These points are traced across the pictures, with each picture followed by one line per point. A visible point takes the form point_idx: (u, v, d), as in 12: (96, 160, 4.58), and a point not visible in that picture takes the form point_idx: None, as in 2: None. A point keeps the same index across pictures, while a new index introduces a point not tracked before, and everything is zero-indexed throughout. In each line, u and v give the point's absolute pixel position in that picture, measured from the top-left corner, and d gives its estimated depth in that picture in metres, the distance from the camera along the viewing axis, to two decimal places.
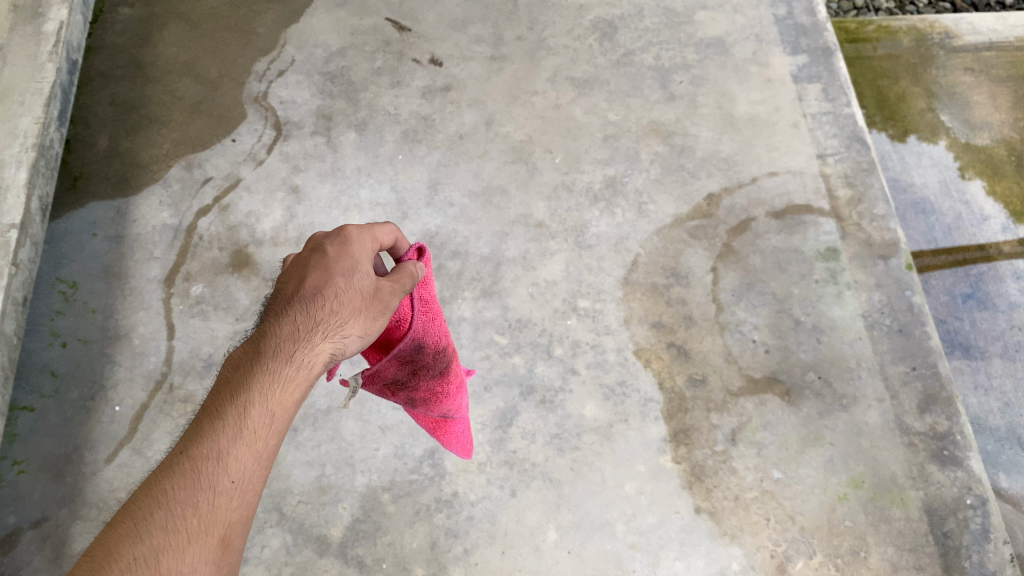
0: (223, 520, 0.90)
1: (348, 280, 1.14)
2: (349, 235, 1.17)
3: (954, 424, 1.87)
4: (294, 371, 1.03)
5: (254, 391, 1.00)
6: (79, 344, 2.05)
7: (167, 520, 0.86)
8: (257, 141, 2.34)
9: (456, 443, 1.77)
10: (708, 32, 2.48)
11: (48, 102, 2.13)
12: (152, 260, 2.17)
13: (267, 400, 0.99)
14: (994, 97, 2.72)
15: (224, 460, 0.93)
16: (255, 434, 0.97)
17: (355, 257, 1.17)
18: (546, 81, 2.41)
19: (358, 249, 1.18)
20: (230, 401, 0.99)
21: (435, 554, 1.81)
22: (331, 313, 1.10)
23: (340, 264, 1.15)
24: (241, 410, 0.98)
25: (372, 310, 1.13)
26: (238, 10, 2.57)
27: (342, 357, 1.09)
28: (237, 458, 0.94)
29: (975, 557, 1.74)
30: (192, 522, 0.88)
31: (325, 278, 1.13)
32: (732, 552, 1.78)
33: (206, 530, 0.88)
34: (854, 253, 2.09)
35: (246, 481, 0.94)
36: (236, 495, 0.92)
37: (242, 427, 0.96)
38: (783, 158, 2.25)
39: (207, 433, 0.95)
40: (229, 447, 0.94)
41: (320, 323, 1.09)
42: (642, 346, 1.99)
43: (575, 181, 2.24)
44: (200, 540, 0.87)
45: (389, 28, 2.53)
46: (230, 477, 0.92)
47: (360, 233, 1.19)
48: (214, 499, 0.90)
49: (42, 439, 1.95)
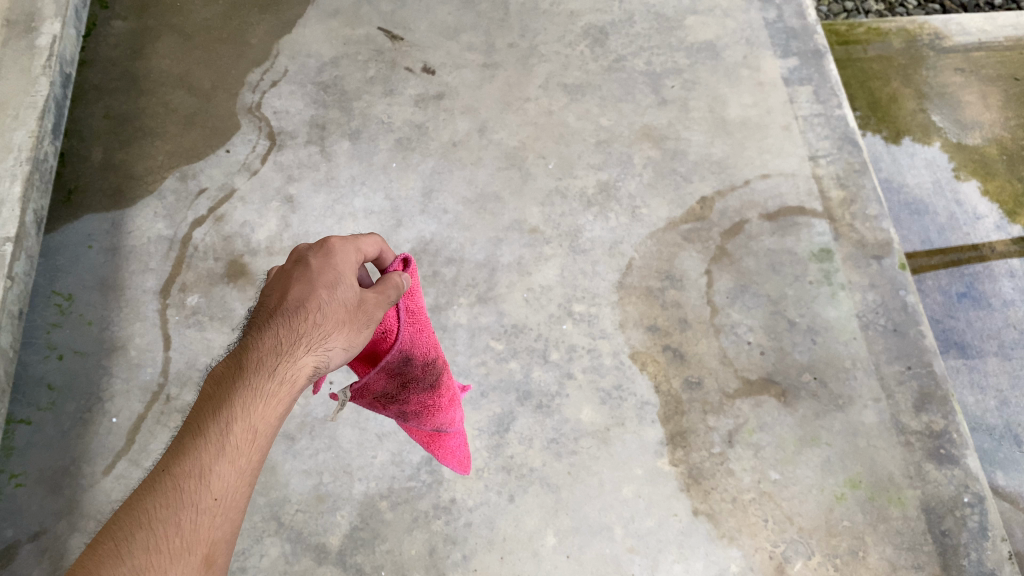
0: (206, 538, 0.91)
1: (331, 292, 1.15)
2: (332, 247, 1.19)
3: (950, 422, 1.87)
4: (277, 386, 1.04)
5: (236, 407, 1.00)
6: (76, 356, 2.06)
7: (150, 540, 0.87)
8: (251, 151, 2.35)
9: (451, 458, 1.75)
10: (698, 36, 2.50)
11: (42, 116, 2.14)
12: (147, 271, 2.17)
13: (250, 415, 1.00)
14: (984, 96, 2.74)
15: (207, 477, 0.94)
16: (237, 450, 0.97)
17: (338, 269, 1.18)
18: (538, 88, 2.43)
19: (342, 259, 1.19)
20: (212, 417, 0.99)
21: (434, 561, 1.80)
22: (315, 325, 1.11)
23: (324, 275, 1.16)
24: (223, 427, 0.98)
25: (358, 322, 1.14)
26: (230, 22, 2.59)
27: (325, 370, 1.10)
28: (221, 475, 0.95)
29: (973, 555, 1.74)
30: (175, 542, 0.88)
31: (309, 290, 1.14)
32: (731, 554, 1.78)
33: (189, 549, 0.88)
34: (848, 253, 2.10)
35: (228, 498, 0.94)
36: (220, 513, 0.92)
37: (224, 443, 0.97)
38: (775, 161, 2.26)
39: (191, 450, 0.95)
40: (212, 464, 0.95)
41: (302, 336, 1.10)
42: (638, 349, 2.00)
43: (568, 186, 2.25)
44: (184, 560, 0.87)
45: (381, 37, 2.55)
46: (213, 495, 0.93)
47: (343, 244, 1.20)
48: (197, 518, 0.90)
49: (40, 452, 1.95)
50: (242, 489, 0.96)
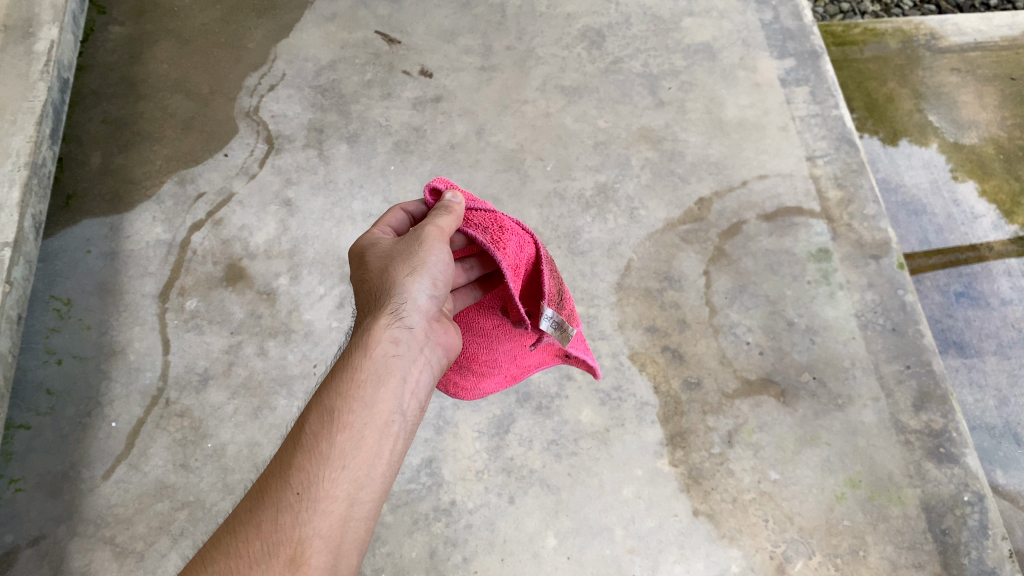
0: (291, 533, 1.02)
1: (376, 258, 1.32)
2: (363, 235, 1.39)
3: (949, 421, 1.88)
4: (356, 360, 1.19)
5: (311, 407, 1.15)
6: (75, 361, 2.05)
7: (236, 542, 1.00)
8: (250, 155, 2.36)
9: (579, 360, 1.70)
10: (695, 38, 2.51)
11: (40, 121, 2.15)
12: (146, 276, 2.17)
13: (327, 401, 1.15)
14: (981, 96, 2.75)
15: (287, 475, 1.07)
16: (317, 441, 1.10)
17: (374, 244, 1.36)
18: (536, 90, 2.43)
19: (369, 237, 1.39)
20: (295, 423, 1.14)
21: (434, 563, 1.80)
22: (378, 287, 1.27)
23: (362, 252, 1.35)
24: (301, 428, 1.13)
25: (410, 250, 1.27)
26: (228, 26, 2.60)
27: (407, 312, 1.25)
28: (298, 471, 1.07)
29: (974, 554, 1.74)
30: (257, 543, 1.00)
31: (361, 271, 1.33)
32: (732, 554, 1.78)
33: (273, 552, 0.99)
34: (846, 253, 2.10)
35: (310, 492, 1.06)
36: (303, 509, 1.04)
37: (302, 440, 1.11)
38: (773, 161, 2.27)
39: (281, 454, 1.11)
40: (290, 463, 1.08)
41: (371, 307, 1.27)
42: (637, 350, 2.00)
43: (566, 189, 2.25)
44: (268, 563, 0.98)
45: (379, 41, 2.55)
46: (295, 491, 1.06)
47: (367, 232, 1.41)
48: (278, 516, 1.03)
49: (39, 457, 1.94)
50: (326, 478, 1.08)
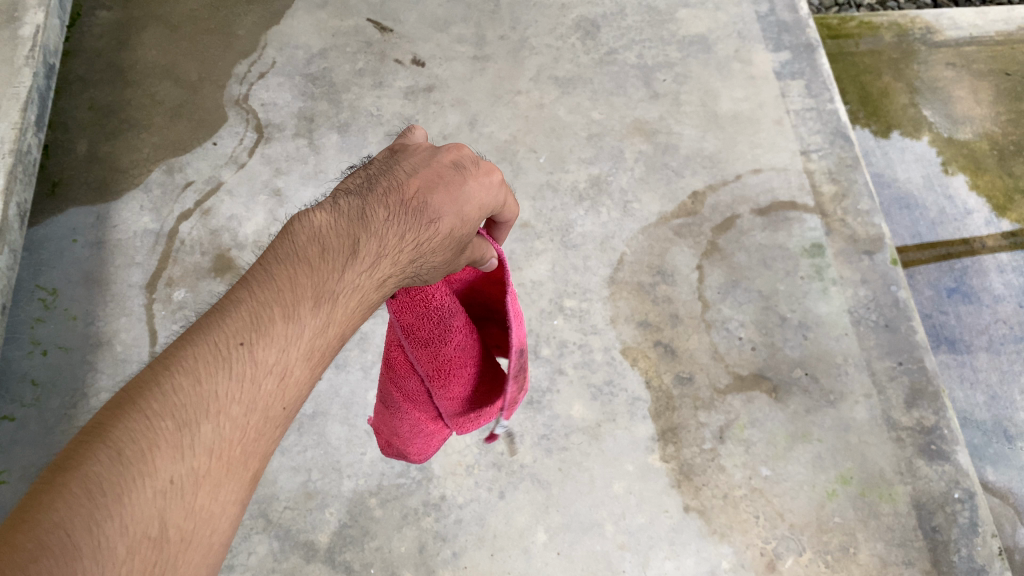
0: (262, 452, 0.88)
1: (468, 218, 1.05)
2: (492, 177, 1.10)
3: (941, 418, 1.87)
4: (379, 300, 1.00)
5: (336, 314, 0.96)
6: (60, 351, 2.02)
7: (213, 437, 0.84)
8: (239, 144, 2.32)
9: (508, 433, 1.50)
10: (690, 30, 2.48)
11: (25, 107, 2.10)
12: (133, 266, 2.14)
13: (347, 323, 0.97)
14: (975, 91, 2.74)
15: (286, 380, 0.91)
16: (320, 363, 0.95)
17: (485, 198, 1.08)
18: (529, 81, 2.40)
19: (490, 185, 1.09)
20: (309, 313, 0.94)
21: (423, 558, 1.78)
22: (441, 250, 1.02)
23: (471, 191, 1.07)
24: (317, 330, 0.94)
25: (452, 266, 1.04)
26: (217, 12, 2.55)
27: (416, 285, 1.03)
28: (296, 385, 0.92)
29: (963, 551, 1.74)
30: (234, 451, 0.85)
31: (449, 204, 1.05)
32: (722, 550, 1.77)
33: (246, 464, 0.86)
34: (839, 249, 2.09)
35: (294, 411, 0.92)
36: (281, 428, 0.91)
37: (314, 348, 0.94)
38: (767, 155, 2.25)
39: (283, 343, 0.91)
40: (293, 370, 0.91)
41: (421, 253, 1.02)
42: (629, 345, 1.99)
43: (560, 181, 2.23)
44: (237, 475, 0.85)
45: (370, 28, 2.51)
46: (284, 407, 0.90)
47: (494, 176, 1.10)
48: (263, 426, 0.88)
49: (21, 449, 1.90)
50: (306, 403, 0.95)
